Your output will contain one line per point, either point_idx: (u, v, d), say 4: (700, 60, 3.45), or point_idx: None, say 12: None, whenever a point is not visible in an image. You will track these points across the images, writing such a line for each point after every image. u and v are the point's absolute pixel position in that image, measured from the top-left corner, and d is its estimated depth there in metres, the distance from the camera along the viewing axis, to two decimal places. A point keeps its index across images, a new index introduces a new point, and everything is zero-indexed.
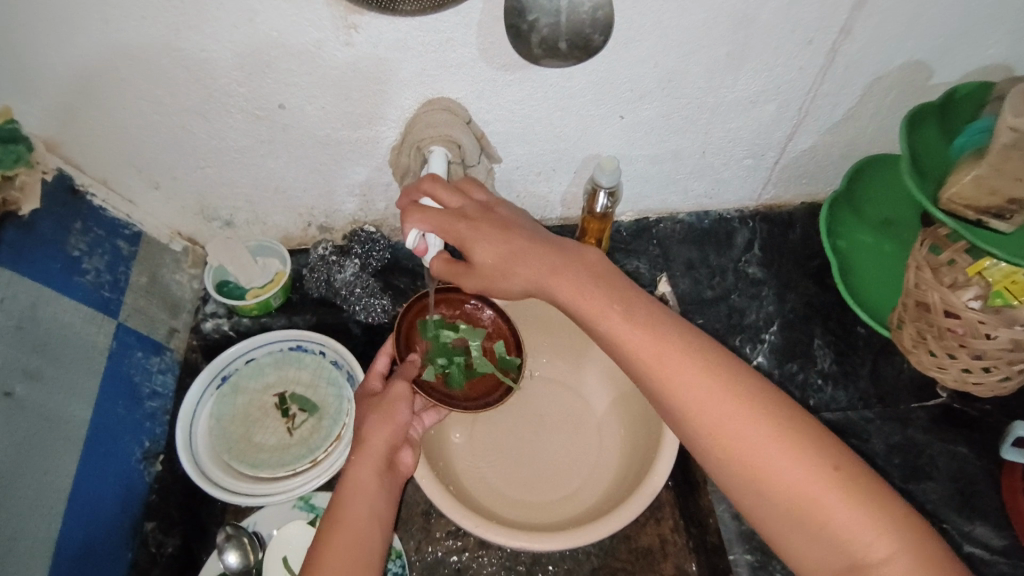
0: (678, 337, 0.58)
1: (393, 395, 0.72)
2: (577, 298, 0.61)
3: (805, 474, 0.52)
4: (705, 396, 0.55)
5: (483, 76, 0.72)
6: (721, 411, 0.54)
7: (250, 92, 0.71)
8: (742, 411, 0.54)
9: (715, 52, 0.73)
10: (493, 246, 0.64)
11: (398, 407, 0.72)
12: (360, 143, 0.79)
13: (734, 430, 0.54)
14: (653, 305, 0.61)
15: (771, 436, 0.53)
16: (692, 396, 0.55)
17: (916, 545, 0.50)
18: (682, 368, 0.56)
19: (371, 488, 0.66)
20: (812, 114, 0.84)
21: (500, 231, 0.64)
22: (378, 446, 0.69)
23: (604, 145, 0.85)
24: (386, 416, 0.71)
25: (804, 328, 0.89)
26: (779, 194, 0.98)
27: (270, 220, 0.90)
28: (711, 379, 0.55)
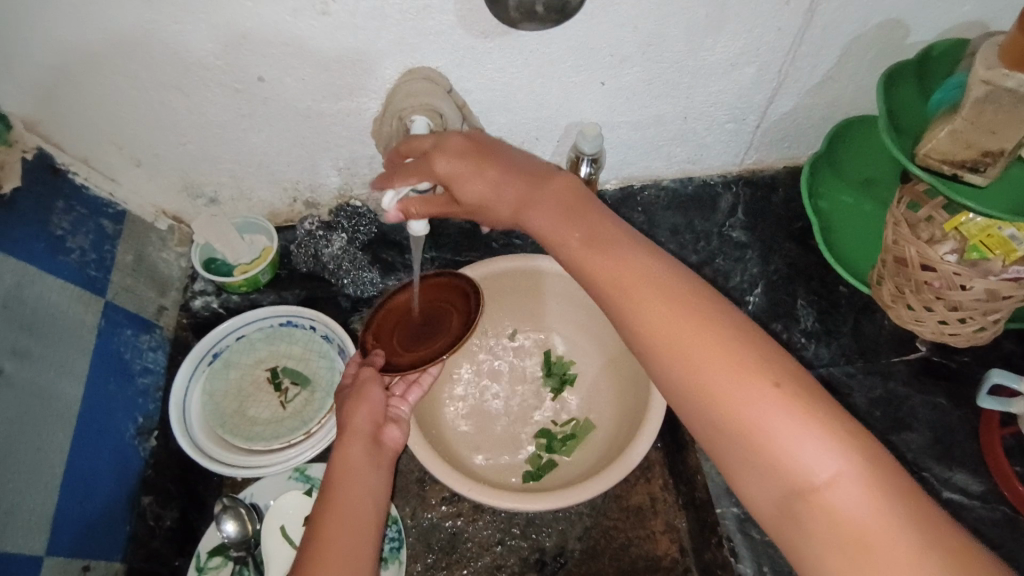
0: (638, 259, 0.55)
1: (359, 381, 0.72)
2: (540, 224, 0.60)
3: (758, 391, 0.48)
4: (654, 314, 0.52)
5: (463, 44, 0.72)
6: (672, 328, 0.52)
7: (228, 65, 0.71)
8: (694, 327, 0.51)
9: (694, 13, 0.74)
10: (482, 179, 0.63)
11: (368, 387, 0.72)
12: (342, 115, 0.79)
13: (686, 351, 0.50)
14: (620, 231, 0.58)
15: (718, 353, 0.49)
16: (651, 315, 0.53)
17: (871, 474, 0.44)
18: (638, 288, 0.54)
19: (359, 474, 0.66)
20: (792, 75, 0.85)
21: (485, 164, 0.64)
22: (360, 428, 0.69)
23: (586, 112, 0.86)
24: (363, 398, 0.71)
25: (787, 289, 0.91)
26: (762, 158, 0.99)
27: (255, 196, 0.90)
28: (663, 297, 0.53)
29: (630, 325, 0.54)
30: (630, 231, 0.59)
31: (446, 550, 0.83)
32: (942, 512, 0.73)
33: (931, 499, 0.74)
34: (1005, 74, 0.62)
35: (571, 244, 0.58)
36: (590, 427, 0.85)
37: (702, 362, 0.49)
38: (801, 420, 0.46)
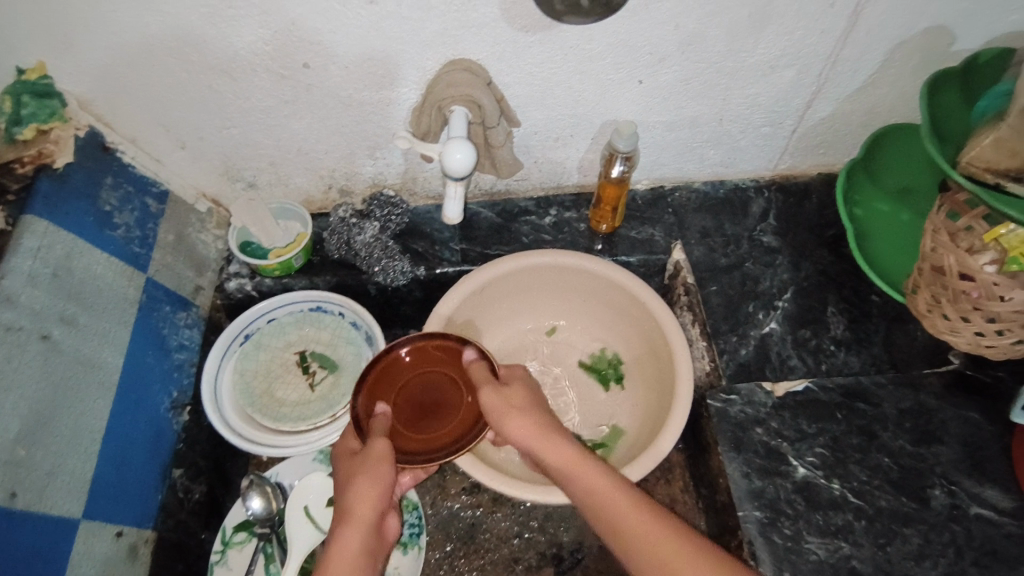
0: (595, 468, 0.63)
1: (374, 452, 0.65)
2: (523, 430, 0.66)
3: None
4: (601, 489, 0.62)
5: (504, 36, 0.73)
6: (602, 500, 0.61)
7: (276, 51, 0.73)
8: (634, 510, 0.59)
9: (736, 14, 0.74)
10: (535, 436, 0.66)
11: (383, 470, 0.64)
12: (383, 104, 0.81)
13: (620, 514, 0.60)
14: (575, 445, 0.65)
15: (647, 518, 0.59)
16: (624, 521, 0.59)
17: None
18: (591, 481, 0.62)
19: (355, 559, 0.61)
20: (831, 80, 0.84)
21: (504, 403, 0.68)
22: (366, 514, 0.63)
23: (622, 111, 0.86)
24: (379, 482, 0.64)
25: (817, 295, 0.90)
26: (796, 163, 0.99)
27: (292, 182, 0.92)
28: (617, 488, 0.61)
29: (619, 544, 0.59)
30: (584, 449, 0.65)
31: (465, 540, 0.83)
32: (970, 528, 0.72)
33: (960, 514, 0.72)
34: None
35: (534, 443, 0.66)
36: (617, 431, 0.90)
37: (661, 552, 0.56)
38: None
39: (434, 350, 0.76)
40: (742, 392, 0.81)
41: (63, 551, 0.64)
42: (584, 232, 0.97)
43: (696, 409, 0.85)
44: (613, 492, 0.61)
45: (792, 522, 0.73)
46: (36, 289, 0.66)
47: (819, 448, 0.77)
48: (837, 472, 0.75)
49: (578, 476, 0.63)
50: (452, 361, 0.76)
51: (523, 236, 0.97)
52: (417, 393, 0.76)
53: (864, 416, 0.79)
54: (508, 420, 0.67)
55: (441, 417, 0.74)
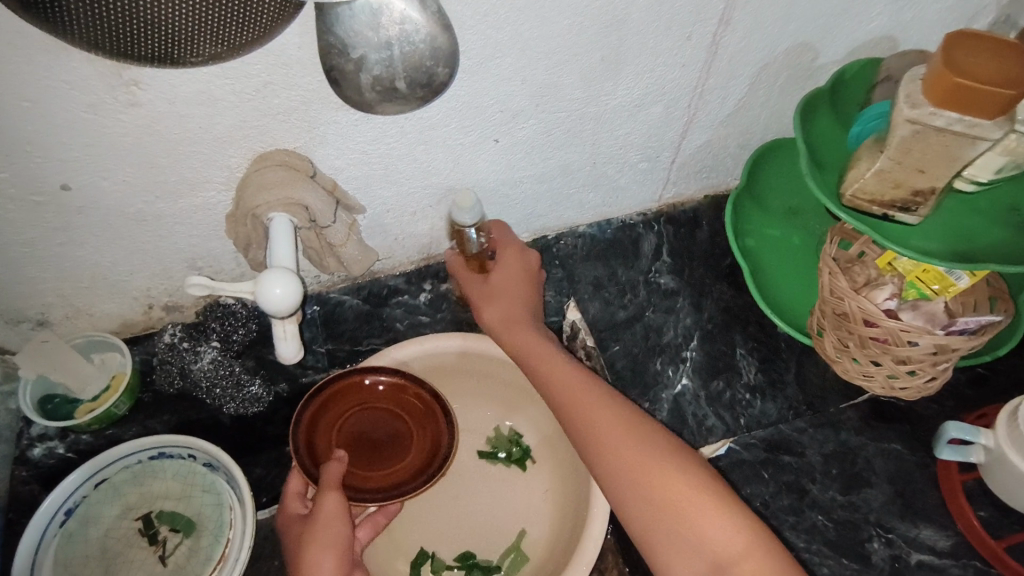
0: (599, 394, 0.65)
1: (324, 510, 0.64)
2: (524, 348, 0.73)
3: (656, 466, 0.58)
4: (600, 416, 0.63)
5: (321, 119, 0.60)
6: (605, 428, 0.62)
7: (17, 176, 0.56)
8: (632, 442, 0.60)
9: (588, 58, 0.64)
10: (536, 344, 0.73)
11: (337, 523, 0.64)
12: (188, 212, 0.65)
13: (607, 436, 0.62)
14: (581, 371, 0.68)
15: (630, 440, 0.61)
16: (603, 423, 0.63)
17: (755, 540, 0.54)
18: (591, 411, 0.64)
19: None
20: (701, 110, 0.77)
21: (512, 317, 0.76)
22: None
23: (484, 172, 0.75)
24: (334, 544, 0.63)
25: (724, 337, 0.84)
26: (681, 191, 0.92)
27: (98, 310, 0.74)
28: (616, 419, 0.62)
29: (589, 444, 0.63)
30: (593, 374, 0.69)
31: None
32: None
33: (901, 566, 0.68)
34: (933, 112, 0.55)
35: (553, 366, 0.70)
36: (519, 565, 0.78)
37: (652, 478, 0.58)
38: (692, 474, 0.57)
39: (363, 389, 0.76)
40: None
41: None
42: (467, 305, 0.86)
43: None
44: (598, 407, 0.64)
45: None
46: None
47: None
48: None
49: (568, 388, 0.67)
50: (389, 392, 0.76)
51: (397, 322, 0.84)
52: (375, 428, 0.75)
53: (790, 471, 0.74)
54: (515, 331, 0.75)
55: (395, 454, 0.74)
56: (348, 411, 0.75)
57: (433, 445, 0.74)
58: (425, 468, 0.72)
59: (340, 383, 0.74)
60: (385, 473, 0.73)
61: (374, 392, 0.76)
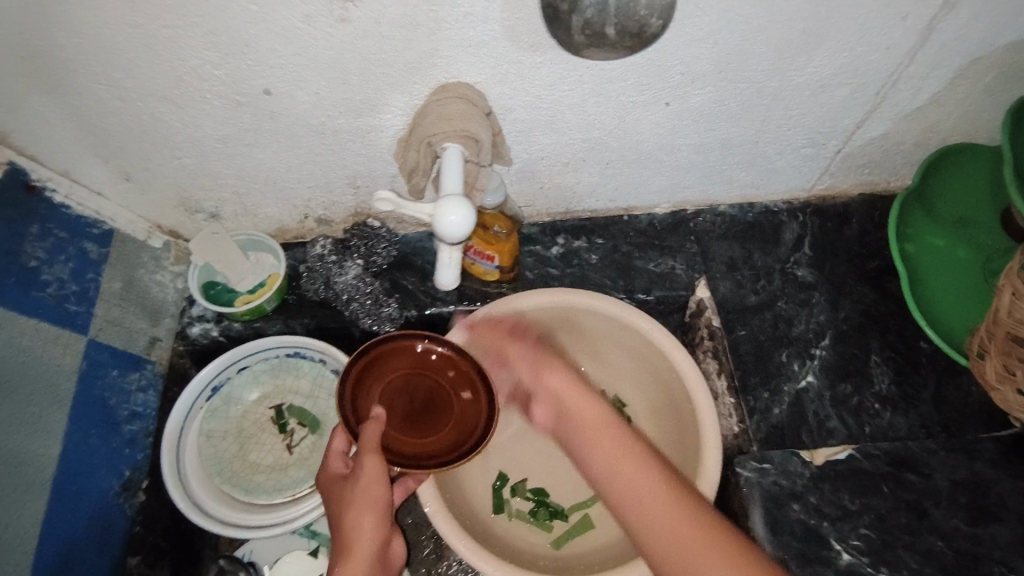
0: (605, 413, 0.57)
1: (366, 474, 0.58)
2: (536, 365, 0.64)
3: (667, 512, 0.49)
4: (609, 447, 0.55)
5: (508, 57, 0.60)
6: (616, 463, 0.53)
7: (228, 75, 0.59)
8: (648, 480, 0.52)
9: (789, 28, 0.61)
10: (567, 390, 0.61)
11: (371, 495, 0.58)
12: (362, 131, 0.68)
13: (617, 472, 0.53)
14: (593, 388, 0.61)
15: (648, 479, 0.52)
16: (634, 487, 0.51)
17: None
18: (600, 437, 0.56)
19: None
20: (889, 98, 0.72)
21: (543, 356, 0.65)
22: (364, 548, 0.57)
23: (646, 134, 0.74)
24: (376, 508, 0.58)
25: (859, 341, 0.80)
26: (835, 183, 0.87)
27: (261, 212, 0.80)
28: (613, 446, 0.55)
29: (603, 491, 0.53)
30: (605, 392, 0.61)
31: None
32: None
33: None
34: None
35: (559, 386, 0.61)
36: (588, 527, 0.78)
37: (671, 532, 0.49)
38: (700, 533, 0.48)
39: (409, 351, 0.68)
40: (776, 460, 0.71)
41: None
42: (596, 264, 0.86)
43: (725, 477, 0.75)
44: (617, 444, 0.55)
45: None
46: None
47: (864, 529, 0.68)
48: (884, 559, 0.67)
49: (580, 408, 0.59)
50: (434, 360, 0.69)
51: (527, 269, 0.86)
52: (413, 397, 0.68)
53: (914, 491, 0.70)
54: (545, 373, 0.63)
55: (433, 425, 0.67)
56: (391, 374, 0.68)
57: (474, 424, 0.66)
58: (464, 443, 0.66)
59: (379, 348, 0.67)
60: (422, 443, 0.66)
61: (426, 358, 0.69)
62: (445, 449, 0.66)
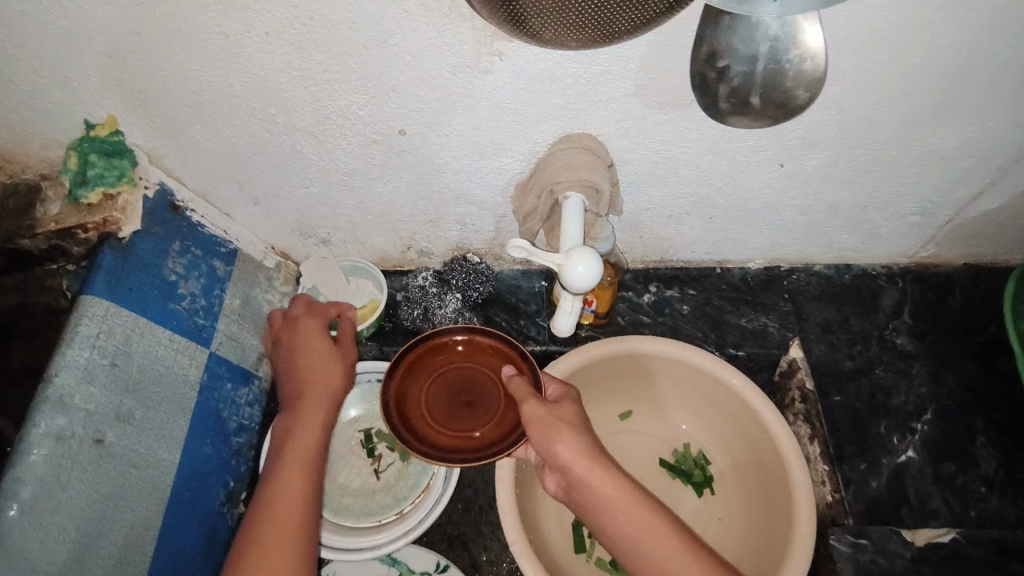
0: (581, 445, 0.62)
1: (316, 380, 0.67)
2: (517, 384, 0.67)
3: (665, 548, 0.57)
4: (600, 484, 0.60)
5: (635, 113, 0.62)
6: (610, 501, 0.60)
7: (371, 116, 0.63)
8: (644, 518, 0.59)
9: (917, 101, 0.62)
10: (579, 460, 0.61)
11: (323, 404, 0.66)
12: (481, 173, 0.71)
13: (610, 510, 0.59)
14: (571, 414, 0.65)
15: (641, 518, 0.59)
16: (631, 524, 0.59)
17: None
18: (587, 471, 0.61)
19: (297, 485, 0.58)
20: (1011, 173, 0.71)
21: (549, 416, 0.63)
22: (305, 443, 0.62)
23: (754, 193, 0.74)
24: (317, 409, 0.65)
25: (963, 418, 0.77)
26: (938, 252, 0.85)
27: (368, 241, 0.83)
28: (609, 480, 0.60)
29: (600, 523, 0.60)
30: (578, 417, 0.65)
31: None
32: None
33: None
34: None
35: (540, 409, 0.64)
36: None
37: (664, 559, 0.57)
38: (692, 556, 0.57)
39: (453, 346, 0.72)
40: (875, 536, 0.69)
41: None
42: (687, 314, 0.86)
43: (819, 548, 0.73)
44: (608, 482, 0.60)
45: None
46: (93, 386, 0.57)
47: None
48: None
49: (562, 437, 0.62)
50: (478, 354, 0.72)
51: (618, 314, 0.87)
52: (453, 388, 0.70)
53: None
54: (554, 440, 0.62)
55: (472, 416, 0.69)
56: (439, 367, 0.71)
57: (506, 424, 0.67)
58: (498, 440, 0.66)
59: (434, 337, 0.71)
60: (460, 433, 0.67)
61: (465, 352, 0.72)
62: (490, 438, 0.67)
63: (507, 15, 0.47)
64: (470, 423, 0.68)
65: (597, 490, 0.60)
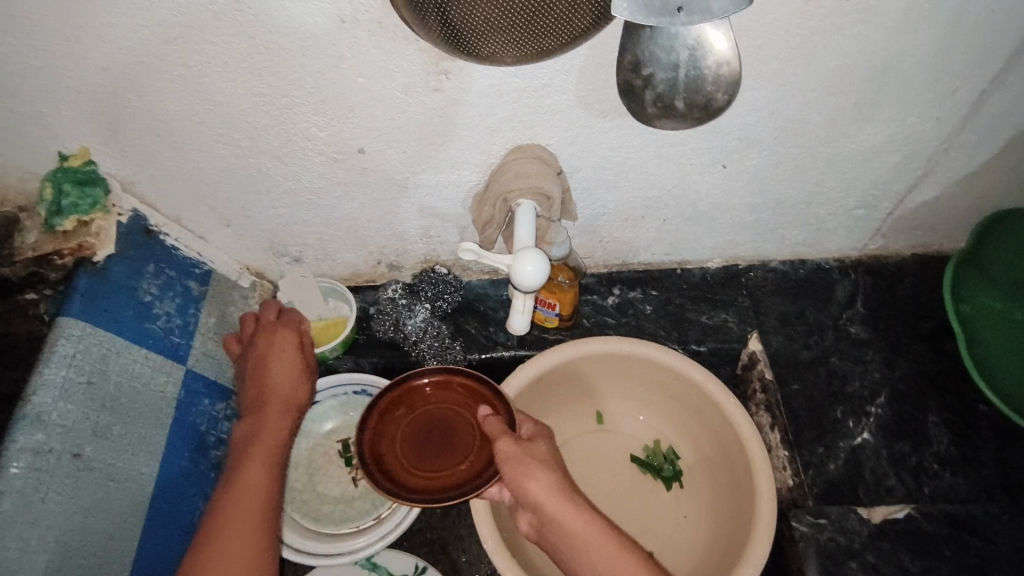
0: (551, 484, 0.63)
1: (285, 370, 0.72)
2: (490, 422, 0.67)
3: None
4: (571, 521, 0.62)
5: (580, 123, 0.66)
6: (583, 540, 0.62)
7: (330, 136, 0.67)
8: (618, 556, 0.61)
9: (842, 100, 0.66)
10: (552, 500, 0.63)
11: (287, 418, 0.70)
12: (441, 186, 0.74)
13: (580, 544, 0.62)
14: (540, 450, 0.66)
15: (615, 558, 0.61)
16: (604, 566, 0.61)
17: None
18: (561, 511, 0.63)
19: (263, 485, 0.63)
20: (941, 164, 0.76)
21: (521, 453, 0.64)
22: (269, 442, 0.66)
23: (703, 194, 0.78)
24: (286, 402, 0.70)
25: (915, 400, 0.80)
26: (887, 243, 0.89)
27: (339, 258, 0.87)
28: (581, 519, 0.63)
29: (570, 557, 0.63)
30: (548, 453, 0.67)
31: None
32: None
33: None
34: None
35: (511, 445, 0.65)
36: None
37: None
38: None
39: (430, 384, 0.72)
40: (834, 516, 0.72)
41: None
42: (650, 314, 0.90)
43: (781, 532, 0.75)
44: (581, 521, 0.63)
45: None
46: (69, 403, 0.60)
47: None
48: None
49: (534, 476, 0.63)
50: (456, 390, 0.72)
51: (583, 317, 0.90)
52: (429, 427, 0.70)
53: (980, 555, 0.69)
54: (527, 479, 0.63)
55: (447, 456, 0.68)
56: (414, 407, 0.71)
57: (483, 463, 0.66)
58: (472, 481, 0.65)
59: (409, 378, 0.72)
60: (432, 476, 0.66)
61: (438, 390, 0.72)
62: (464, 478, 0.66)
63: (444, 36, 0.51)
64: (448, 464, 0.67)
65: (570, 528, 0.62)
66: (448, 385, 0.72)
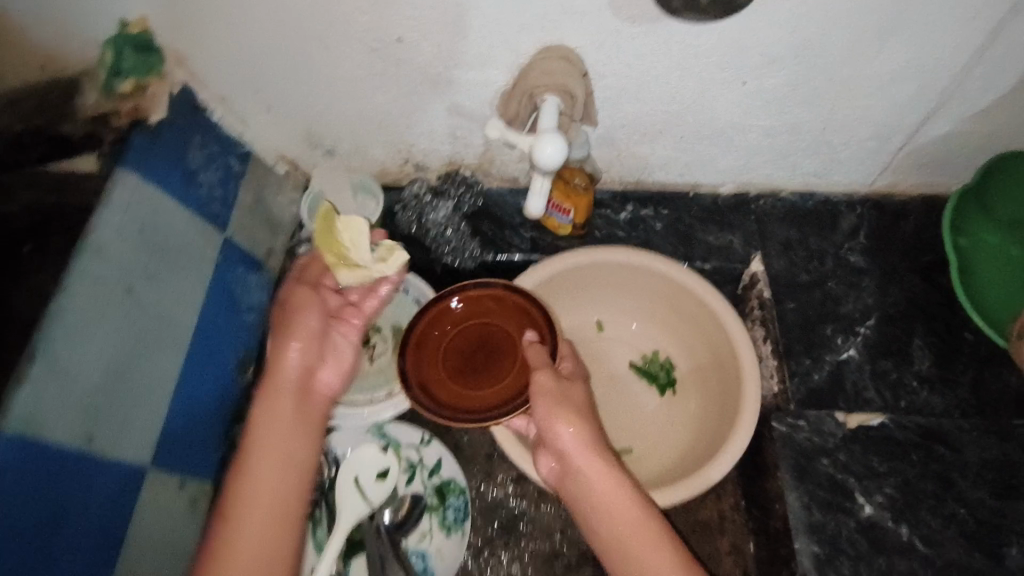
0: (582, 435, 0.67)
1: (301, 298, 0.73)
2: (531, 357, 0.71)
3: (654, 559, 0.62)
4: (597, 476, 0.66)
5: (609, 26, 0.70)
6: (608, 501, 0.65)
7: (372, 22, 0.71)
8: (639, 524, 0.64)
9: (862, 21, 0.69)
10: (582, 452, 0.67)
11: (309, 345, 0.71)
12: (471, 85, 0.78)
13: (601, 494, 0.65)
14: (579, 400, 0.69)
15: (640, 528, 0.64)
16: (626, 531, 0.64)
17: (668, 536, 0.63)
18: (591, 469, 0.66)
19: (282, 417, 0.66)
20: (955, 98, 0.78)
21: (558, 392, 0.67)
22: (288, 377, 0.69)
23: (721, 112, 0.81)
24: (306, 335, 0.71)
25: (903, 324, 0.85)
26: (896, 180, 0.92)
27: (370, 153, 0.91)
28: (609, 477, 0.66)
29: (589, 509, 0.66)
30: (585, 405, 0.69)
31: (509, 528, 0.84)
32: None
33: None
34: None
35: (550, 387, 0.67)
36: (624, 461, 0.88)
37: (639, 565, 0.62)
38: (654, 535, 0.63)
39: (484, 304, 0.77)
40: (810, 419, 0.78)
41: (133, 497, 0.65)
42: (660, 231, 0.94)
43: (759, 432, 0.81)
44: (610, 484, 0.66)
45: (852, 562, 0.70)
46: (124, 243, 0.67)
47: (888, 488, 0.73)
48: (906, 517, 0.72)
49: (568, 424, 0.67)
50: (506, 311, 0.76)
51: (595, 229, 0.95)
52: (470, 344, 0.76)
53: (943, 462, 0.74)
54: (558, 422, 0.67)
55: (483, 371, 0.74)
56: (461, 322, 0.77)
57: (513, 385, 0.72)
58: (503, 401, 0.71)
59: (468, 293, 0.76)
60: (463, 388, 0.73)
61: (490, 310, 0.77)
62: (491, 398, 0.72)
63: None
64: (476, 379, 0.74)
65: (595, 487, 0.66)
66: (501, 307, 0.77)
